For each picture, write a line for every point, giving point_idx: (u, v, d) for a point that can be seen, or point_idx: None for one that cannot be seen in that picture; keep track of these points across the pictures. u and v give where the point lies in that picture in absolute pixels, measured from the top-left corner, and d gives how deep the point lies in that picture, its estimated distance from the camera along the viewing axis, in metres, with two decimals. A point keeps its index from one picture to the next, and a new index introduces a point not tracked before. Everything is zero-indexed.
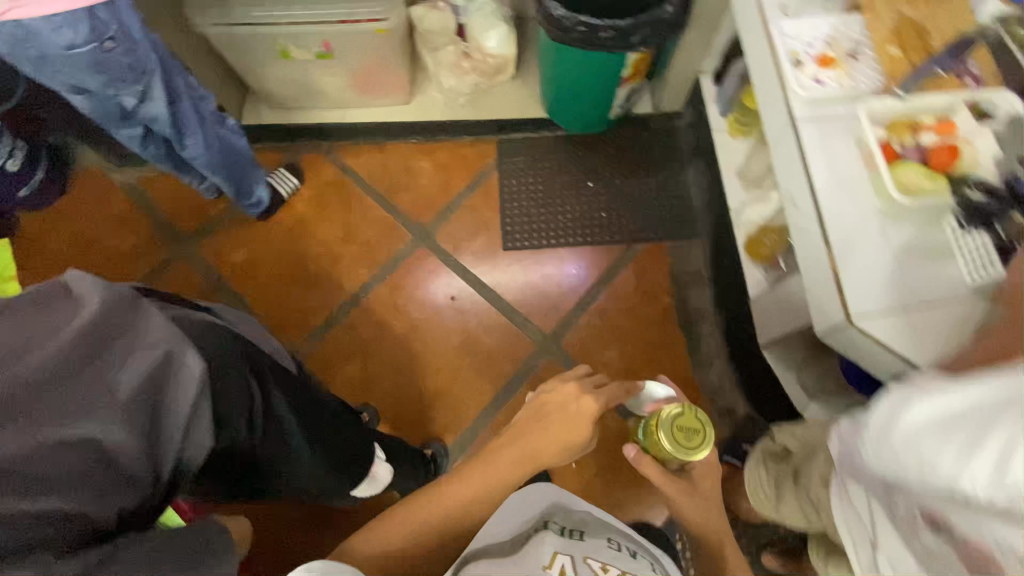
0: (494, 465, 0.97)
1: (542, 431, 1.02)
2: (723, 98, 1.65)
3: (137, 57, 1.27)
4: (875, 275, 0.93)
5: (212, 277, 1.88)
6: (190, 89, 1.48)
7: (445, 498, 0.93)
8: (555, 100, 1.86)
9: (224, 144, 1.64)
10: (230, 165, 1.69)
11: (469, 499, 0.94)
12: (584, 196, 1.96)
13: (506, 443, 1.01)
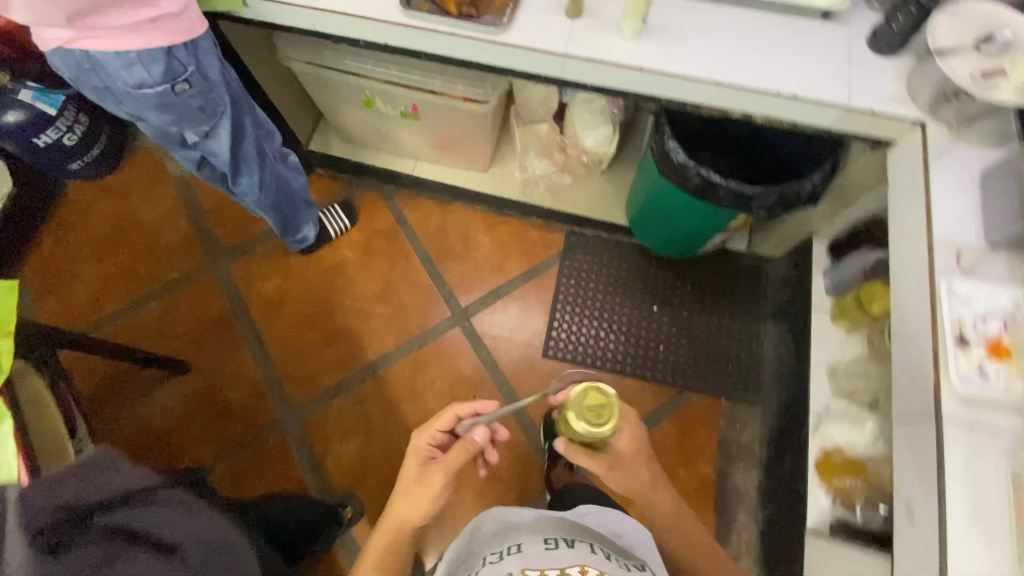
0: (372, 553, 1.03)
1: (414, 493, 1.04)
2: (840, 282, 1.42)
3: (211, 99, 1.12)
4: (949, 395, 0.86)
5: (235, 300, 1.77)
6: (258, 127, 1.33)
7: (364, 570, 1.01)
8: (643, 217, 1.66)
9: (281, 181, 1.49)
10: (282, 203, 1.54)
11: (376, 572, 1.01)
12: (645, 320, 1.75)
13: (402, 506, 1.04)
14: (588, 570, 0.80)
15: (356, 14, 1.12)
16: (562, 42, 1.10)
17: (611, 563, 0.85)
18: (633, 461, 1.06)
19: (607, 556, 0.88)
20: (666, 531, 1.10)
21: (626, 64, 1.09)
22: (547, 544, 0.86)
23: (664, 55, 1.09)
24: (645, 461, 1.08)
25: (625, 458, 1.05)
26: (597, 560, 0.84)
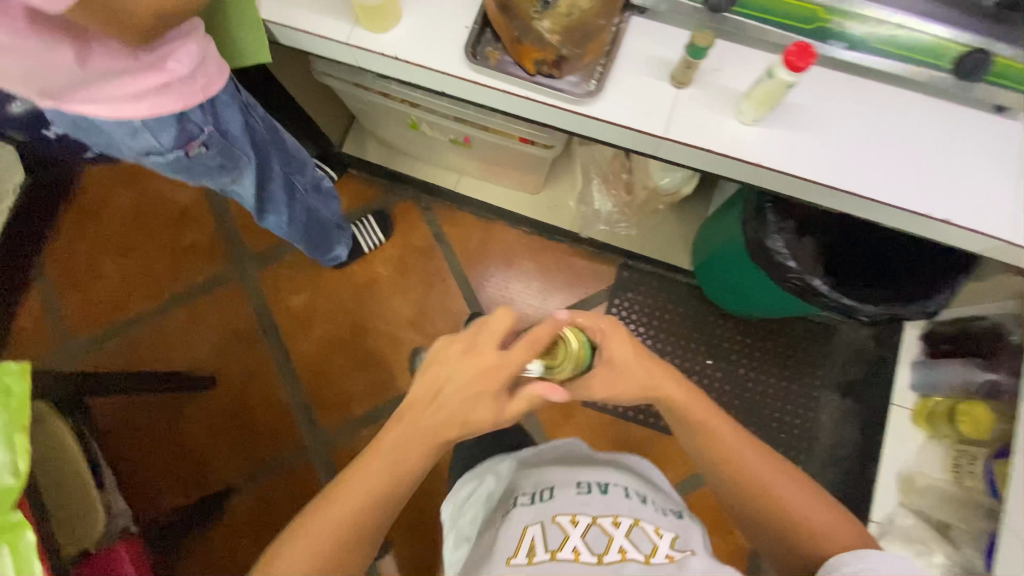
0: (353, 489, 0.73)
1: (387, 453, 0.74)
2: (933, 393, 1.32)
3: (230, 146, 0.95)
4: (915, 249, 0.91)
5: (261, 313, 1.68)
6: (286, 159, 1.16)
7: (315, 524, 0.71)
8: (710, 266, 1.46)
9: (312, 208, 1.33)
10: (314, 229, 1.40)
11: (314, 543, 0.70)
12: (695, 373, 1.62)
13: (353, 476, 0.74)
14: (620, 522, 0.83)
15: (413, 61, 0.92)
16: (663, 119, 0.89)
17: (622, 501, 0.89)
18: (642, 371, 0.85)
19: (633, 494, 0.92)
20: (740, 453, 0.83)
21: (744, 158, 0.88)
22: (580, 489, 0.91)
23: (791, 152, 0.88)
24: (640, 355, 0.86)
25: (618, 356, 0.85)
26: (631, 507, 0.87)
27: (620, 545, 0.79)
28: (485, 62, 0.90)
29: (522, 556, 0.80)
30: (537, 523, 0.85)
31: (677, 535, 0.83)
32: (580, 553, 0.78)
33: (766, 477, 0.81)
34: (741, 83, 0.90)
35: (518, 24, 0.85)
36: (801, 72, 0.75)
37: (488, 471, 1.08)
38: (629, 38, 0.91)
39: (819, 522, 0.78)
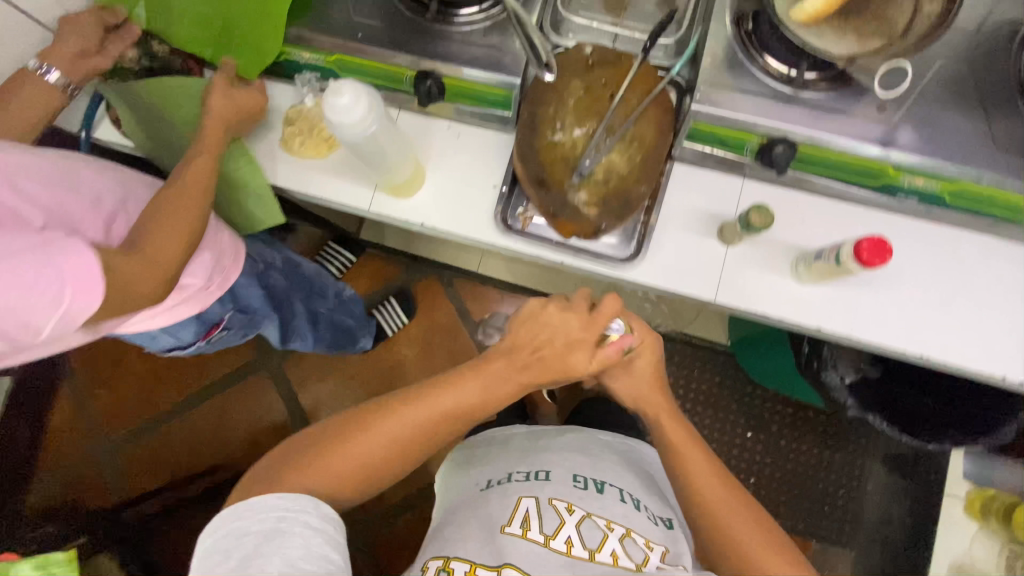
0: (414, 407, 0.70)
1: (441, 398, 0.71)
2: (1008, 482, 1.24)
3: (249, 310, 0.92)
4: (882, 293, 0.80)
5: (288, 402, 1.65)
6: (306, 291, 1.10)
7: (356, 447, 0.68)
8: (751, 349, 1.40)
9: (338, 324, 1.23)
10: (341, 339, 1.30)
11: (370, 449, 0.68)
12: (736, 449, 1.57)
13: (373, 428, 0.69)
14: (614, 526, 0.70)
15: (437, 228, 0.86)
16: (712, 280, 0.83)
17: (642, 517, 0.73)
18: (648, 391, 0.79)
19: (641, 506, 0.76)
20: (703, 478, 0.72)
21: (801, 322, 0.81)
22: (576, 480, 0.76)
23: (856, 315, 0.81)
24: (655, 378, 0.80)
25: (640, 364, 0.80)
26: (626, 513, 0.73)
27: (613, 549, 0.67)
28: (519, 226, 0.86)
29: (516, 524, 0.68)
30: (532, 497, 0.72)
31: (669, 551, 0.70)
32: (570, 545, 0.66)
33: (742, 531, 0.68)
34: (798, 234, 0.82)
35: (550, 194, 0.79)
36: (871, 268, 0.67)
37: (490, 445, 0.90)
38: (672, 188, 0.84)
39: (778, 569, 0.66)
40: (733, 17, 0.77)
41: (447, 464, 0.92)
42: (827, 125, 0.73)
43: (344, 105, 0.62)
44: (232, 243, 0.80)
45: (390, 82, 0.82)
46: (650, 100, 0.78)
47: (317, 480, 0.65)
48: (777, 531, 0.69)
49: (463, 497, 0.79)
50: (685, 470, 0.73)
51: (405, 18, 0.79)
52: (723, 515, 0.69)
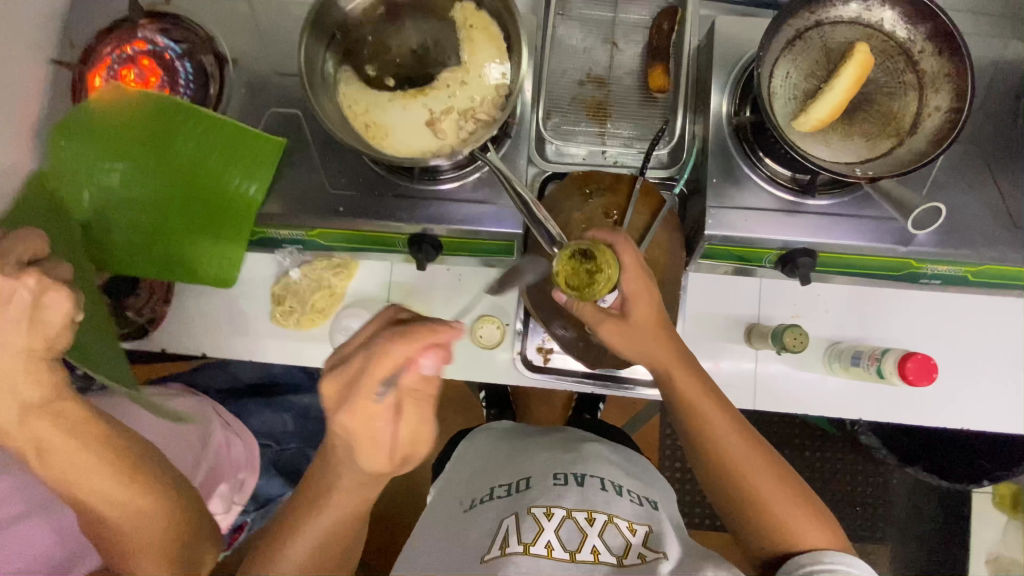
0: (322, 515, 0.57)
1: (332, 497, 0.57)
2: None
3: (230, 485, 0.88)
4: (865, 299, 0.79)
5: None
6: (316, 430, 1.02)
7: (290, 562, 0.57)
8: None
9: None
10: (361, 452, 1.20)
11: (316, 552, 0.58)
12: None
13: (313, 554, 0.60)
14: (596, 517, 0.64)
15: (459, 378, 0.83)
16: (747, 390, 0.80)
17: (624, 501, 0.68)
18: (657, 341, 0.67)
19: (623, 490, 0.70)
20: (739, 456, 0.65)
21: (840, 414, 0.80)
22: (555, 478, 0.70)
23: (895, 401, 0.79)
24: (668, 342, 0.67)
25: (638, 313, 0.66)
26: (607, 499, 0.67)
27: (593, 545, 0.62)
28: (541, 362, 0.82)
29: (496, 550, 0.63)
30: (512, 513, 0.66)
31: (653, 531, 0.65)
32: (551, 549, 0.61)
33: (754, 482, 0.64)
34: (827, 327, 0.79)
35: (567, 335, 0.76)
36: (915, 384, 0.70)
37: (476, 432, 0.88)
38: (689, 298, 0.81)
39: (796, 519, 0.62)
40: (729, 125, 0.73)
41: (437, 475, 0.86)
42: (847, 235, 0.69)
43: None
44: (240, 449, 0.91)
45: (379, 244, 0.78)
46: (659, 223, 0.74)
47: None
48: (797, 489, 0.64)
49: (439, 506, 0.79)
50: (706, 428, 0.66)
51: (383, 183, 0.72)
52: (742, 468, 0.65)
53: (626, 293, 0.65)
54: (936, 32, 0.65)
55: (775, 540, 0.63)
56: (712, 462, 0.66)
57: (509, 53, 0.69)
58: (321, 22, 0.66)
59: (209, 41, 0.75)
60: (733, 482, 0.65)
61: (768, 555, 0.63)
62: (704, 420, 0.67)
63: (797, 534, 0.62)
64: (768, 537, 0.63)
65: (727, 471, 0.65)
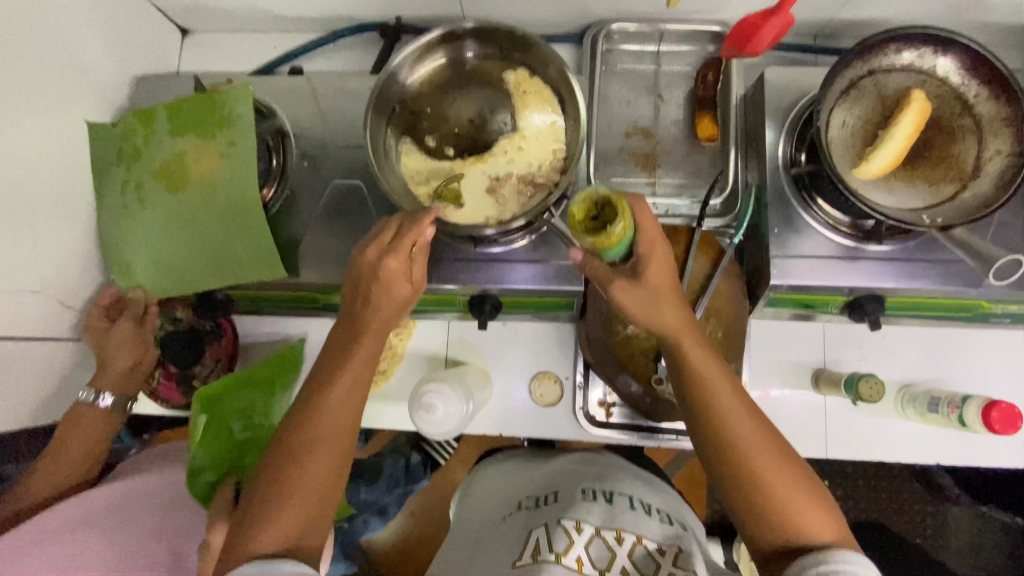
0: (333, 409, 0.57)
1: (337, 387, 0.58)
2: None
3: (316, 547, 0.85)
4: (935, 345, 0.77)
5: None
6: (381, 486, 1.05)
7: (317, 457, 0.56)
8: None
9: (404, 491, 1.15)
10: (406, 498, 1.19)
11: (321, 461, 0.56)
12: None
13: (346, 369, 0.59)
14: (625, 536, 0.62)
15: (520, 435, 0.82)
16: (819, 438, 0.78)
17: (653, 521, 0.66)
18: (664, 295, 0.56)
19: (651, 511, 0.68)
20: (742, 429, 0.53)
21: (917, 461, 0.76)
22: (584, 494, 0.69)
23: (979, 451, 0.75)
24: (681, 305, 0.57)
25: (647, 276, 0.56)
26: (636, 519, 0.65)
27: (622, 566, 0.60)
28: (603, 417, 0.81)
29: (527, 557, 0.60)
30: (542, 525, 0.64)
31: (682, 551, 0.62)
32: (582, 563, 0.59)
33: (765, 466, 0.52)
34: (895, 373, 0.78)
35: (633, 391, 0.74)
36: (1000, 433, 0.68)
37: (505, 459, 0.87)
38: (751, 343, 0.80)
39: (804, 509, 0.51)
40: (787, 174, 0.73)
41: (455, 498, 0.88)
42: (916, 279, 0.68)
43: (438, 416, 0.71)
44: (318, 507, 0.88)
45: (440, 304, 0.78)
46: (721, 272, 0.74)
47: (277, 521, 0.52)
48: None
49: (457, 525, 0.78)
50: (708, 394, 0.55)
51: (443, 247, 0.72)
52: (746, 446, 0.53)
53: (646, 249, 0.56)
54: (993, 77, 0.65)
55: (780, 532, 0.51)
56: (710, 439, 0.54)
57: (564, 115, 0.71)
58: (382, 97, 0.69)
59: (272, 117, 0.78)
60: (732, 459, 0.53)
61: (775, 550, 0.51)
62: (706, 384, 0.55)
63: (805, 535, 0.50)
64: (776, 532, 0.51)
65: (725, 444, 0.53)
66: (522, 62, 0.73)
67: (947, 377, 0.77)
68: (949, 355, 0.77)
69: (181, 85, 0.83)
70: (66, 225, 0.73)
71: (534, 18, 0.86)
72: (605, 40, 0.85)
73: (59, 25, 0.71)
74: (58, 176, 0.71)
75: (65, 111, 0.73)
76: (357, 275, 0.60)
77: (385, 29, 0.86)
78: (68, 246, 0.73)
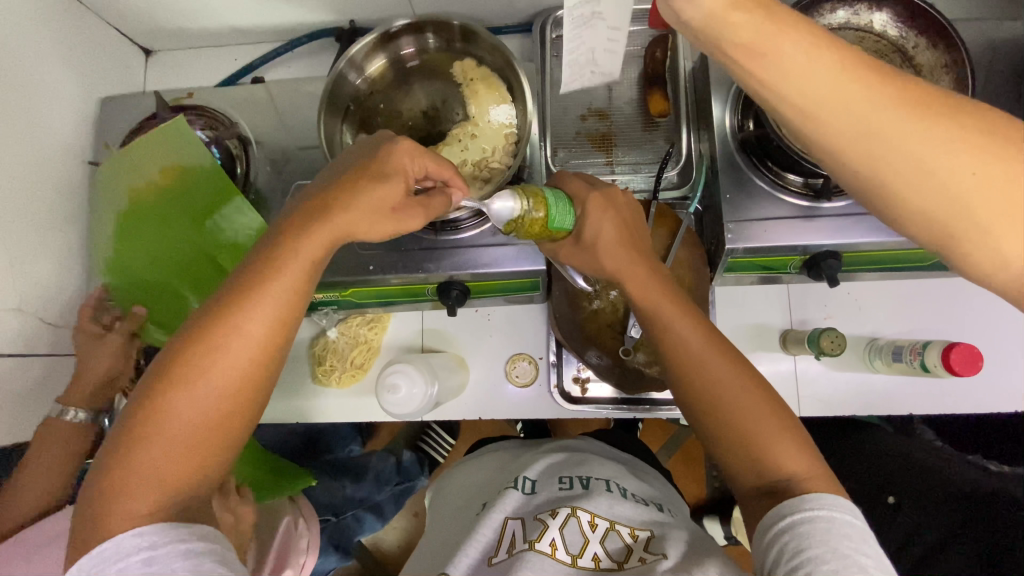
0: (222, 351, 0.47)
1: (245, 325, 0.48)
2: None
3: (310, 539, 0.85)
4: (897, 297, 0.79)
5: None
6: (378, 474, 1.13)
7: (152, 454, 0.45)
8: None
9: (401, 492, 1.17)
10: (406, 497, 1.20)
11: (203, 413, 0.47)
12: None
13: (195, 363, 0.47)
14: (598, 523, 0.63)
15: (500, 416, 0.84)
16: (791, 397, 0.79)
17: (629, 505, 0.66)
18: (622, 260, 0.61)
19: (628, 493, 0.69)
20: (709, 359, 0.57)
21: (892, 412, 0.77)
22: (562, 484, 0.69)
23: (949, 396, 0.76)
24: (649, 269, 0.61)
25: (592, 234, 0.60)
26: (611, 503, 0.65)
27: (595, 552, 0.61)
28: (579, 394, 0.82)
29: (502, 553, 0.61)
30: (518, 517, 0.65)
31: (656, 535, 0.62)
32: (556, 548, 0.59)
33: (736, 400, 0.55)
34: (862, 326, 0.79)
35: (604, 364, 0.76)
36: (963, 375, 0.69)
37: (491, 449, 0.89)
38: (720, 309, 0.82)
39: (775, 441, 0.53)
40: (735, 140, 0.75)
41: (432, 491, 0.90)
42: (869, 231, 0.68)
43: (402, 397, 0.73)
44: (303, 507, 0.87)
45: (409, 295, 0.80)
46: (678, 242, 0.76)
47: (156, 469, 0.45)
48: (945, 126, 0.39)
49: (441, 516, 0.79)
50: (674, 333, 0.58)
51: (409, 238, 0.74)
52: (715, 380, 0.56)
53: (581, 204, 0.61)
54: (928, 27, 0.67)
55: (756, 467, 0.53)
56: (687, 379, 0.57)
57: (512, 99, 0.73)
58: (335, 96, 0.71)
59: (232, 123, 0.79)
60: (703, 397, 0.56)
61: (756, 490, 0.53)
62: (671, 329, 0.58)
63: (777, 463, 0.52)
64: (751, 468, 0.53)
65: (697, 382, 0.57)
66: (467, 52, 0.75)
67: (911, 328, 0.78)
68: (913, 306, 0.78)
69: (147, 103, 0.85)
70: (43, 248, 0.75)
71: (486, 9, 0.87)
72: (554, 27, 0.87)
73: (18, 55, 0.73)
74: (29, 197, 0.74)
75: (33, 139, 0.75)
76: (332, 191, 0.52)
77: (339, 33, 0.88)
78: (47, 266, 0.76)
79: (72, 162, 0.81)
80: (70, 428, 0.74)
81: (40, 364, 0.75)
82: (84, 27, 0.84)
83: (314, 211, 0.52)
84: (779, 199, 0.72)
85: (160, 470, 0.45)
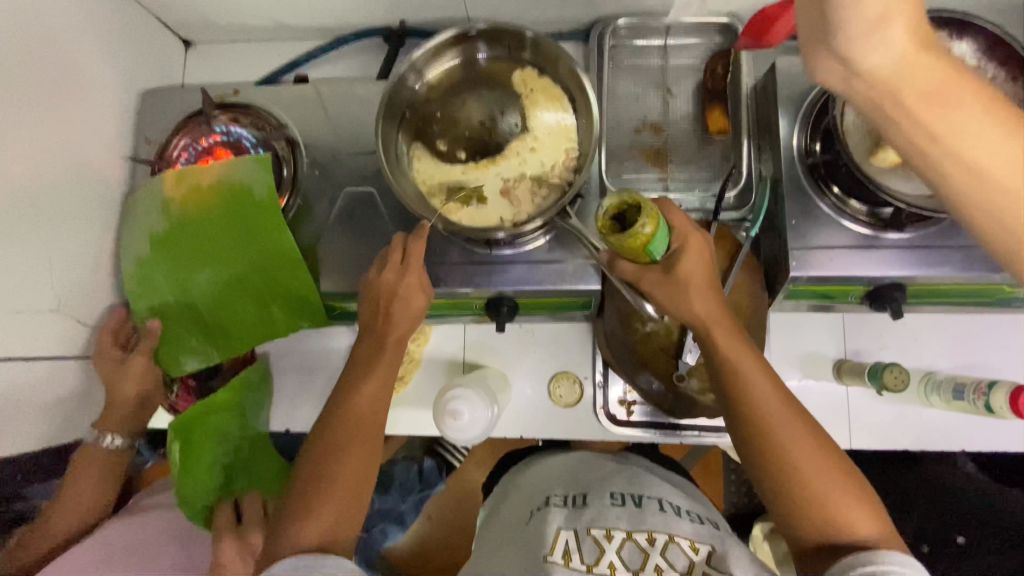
0: (349, 425, 0.62)
1: (360, 405, 0.63)
2: None
3: None
4: (956, 330, 0.77)
5: None
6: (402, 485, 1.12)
7: (309, 519, 0.57)
8: None
9: (423, 498, 1.17)
10: (428, 504, 1.19)
11: (341, 477, 0.59)
12: None
13: (332, 442, 0.61)
14: (656, 536, 0.62)
15: (542, 436, 0.82)
16: (842, 427, 0.78)
17: (685, 521, 0.65)
18: (704, 304, 0.58)
19: (681, 511, 0.68)
20: (776, 414, 0.55)
21: (944, 447, 0.76)
22: (613, 499, 0.68)
23: (1006, 434, 0.74)
24: (718, 301, 0.59)
25: (682, 269, 0.58)
26: (666, 520, 0.64)
27: (656, 565, 0.59)
28: (624, 416, 0.81)
29: (559, 556, 0.61)
30: (571, 529, 0.64)
31: (717, 550, 0.61)
32: (615, 569, 0.59)
33: (803, 460, 0.53)
34: (917, 358, 0.77)
35: (654, 388, 0.74)
36: None
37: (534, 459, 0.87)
38: (772, 335, 0.80)
39: (843, 504, 0.51)
40: (802, 164, 0.72)
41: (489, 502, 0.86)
42: (937, 264, 0.67)
43: (465, 423, 0.71)
44: None
45: (455, 309, 0.78)
46: (738, 266, 0.73)
47: (313, 528, 0.57)
48: None
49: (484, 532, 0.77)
50: (742, 386, 0.56)
51: (461, 252, 0.72)
52: (780, 428, 0.54)
53: (682, 240, 0.59)
54: (1008, 58, 0.65)
55: (822, 523, 0.51)
56: (751, 430, 0.55)
57: (575, 112, 0.70)
58: (392, 103, 0.69)
59: (281, 126, 0.77)
60: (768, 449, 0.54)
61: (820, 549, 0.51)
62: (739, 376, 0.56)
63: (845, 524, 0.51)
64: (815, 527, 0.52)
65: (761, 434, 0.54)
66: (532, 62, 0.72)
67: (969, 362, 0.76)
68: (971, 340, 0.77)
69: (189, 99, 0.82)
70: (82, 246, 0.73)
71: (541, 16, 0.85)
72: (611, 36, 0.84)
73: (63, 46, 0.71)
74: (66, 194, 0.71)
75: (74, 134, 0.72)
76: (375, 294, 0.66)
77: (388, 33, 0.86)
78: (84, 265, 0.73)
79: (110, 157, 0.78)
80: (106, 453, 0.74)
81: (72, 368, 0.72)
82: (126, 17, 0.81)
83: (373, 309, 0.66)
84: (845, 227, 0.70)
85: (316, 526, 0.57)
